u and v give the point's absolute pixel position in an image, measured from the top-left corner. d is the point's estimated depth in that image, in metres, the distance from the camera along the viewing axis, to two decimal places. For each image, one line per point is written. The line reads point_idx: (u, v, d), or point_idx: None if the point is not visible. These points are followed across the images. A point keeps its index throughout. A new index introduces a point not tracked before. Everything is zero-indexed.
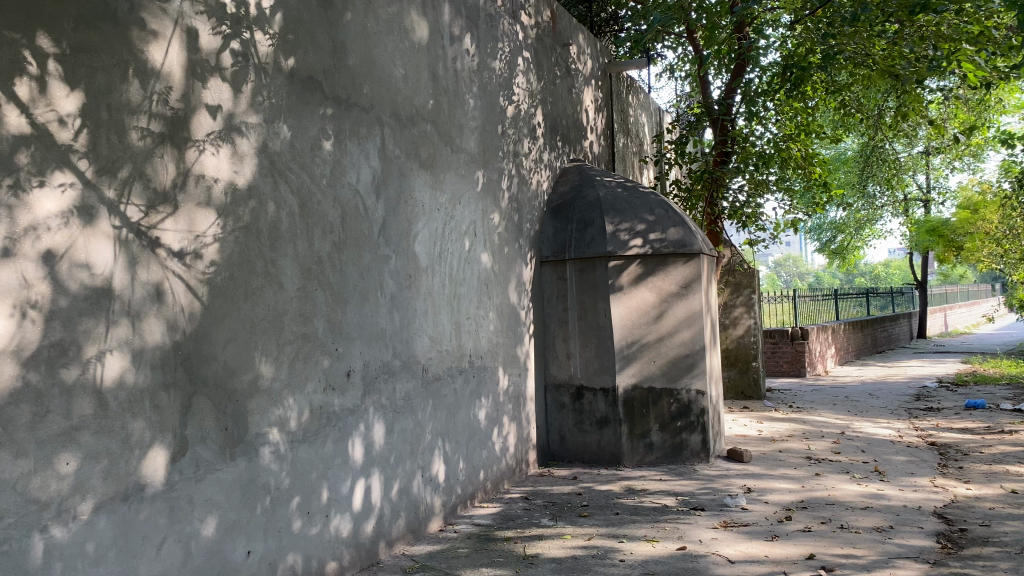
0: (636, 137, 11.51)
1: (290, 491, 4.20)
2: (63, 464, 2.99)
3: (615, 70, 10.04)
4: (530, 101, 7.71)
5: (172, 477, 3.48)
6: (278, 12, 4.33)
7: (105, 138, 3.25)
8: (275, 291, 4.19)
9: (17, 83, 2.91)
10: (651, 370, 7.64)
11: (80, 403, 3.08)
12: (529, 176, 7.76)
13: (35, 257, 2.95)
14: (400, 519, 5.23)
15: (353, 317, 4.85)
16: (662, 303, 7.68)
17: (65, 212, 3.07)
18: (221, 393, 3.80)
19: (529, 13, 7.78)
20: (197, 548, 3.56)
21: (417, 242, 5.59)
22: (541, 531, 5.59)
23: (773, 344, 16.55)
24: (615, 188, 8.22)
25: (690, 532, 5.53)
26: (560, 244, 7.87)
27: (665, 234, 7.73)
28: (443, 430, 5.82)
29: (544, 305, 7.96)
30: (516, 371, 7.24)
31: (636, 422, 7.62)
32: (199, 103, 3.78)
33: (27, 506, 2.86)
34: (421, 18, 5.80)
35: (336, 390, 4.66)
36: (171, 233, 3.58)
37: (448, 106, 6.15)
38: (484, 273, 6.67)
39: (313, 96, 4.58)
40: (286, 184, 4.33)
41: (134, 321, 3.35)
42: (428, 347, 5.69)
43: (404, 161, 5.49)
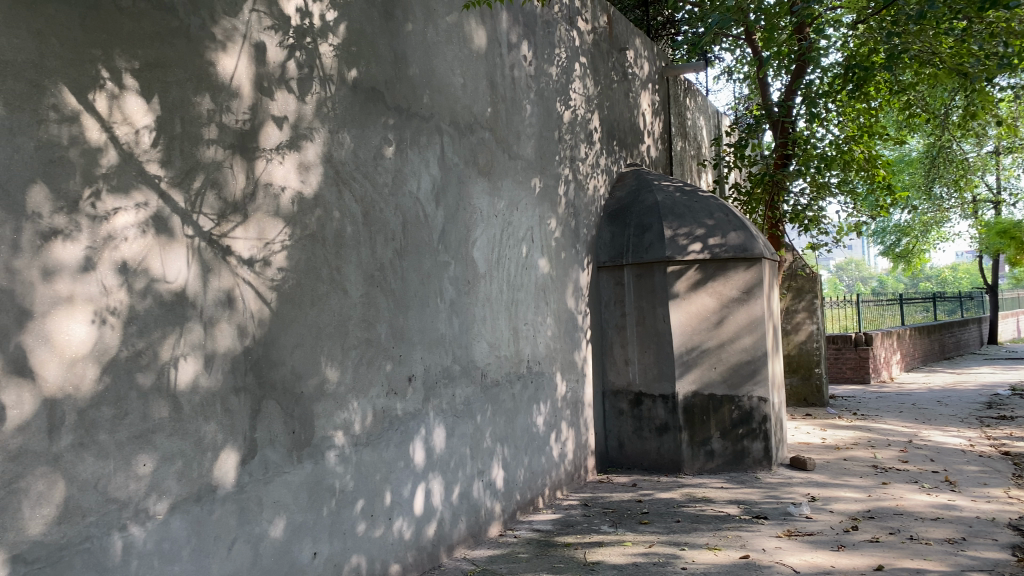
0: (693, 140, 11.41)
1: (354, 493, 4.27)
2: (140, 465, 3.10)
3: (672, 73, 9.97)
4: (587, 106, 7.72)
5: (242, 479, 3.58)
6: (342, 23, 4.43)
7: (178, 150, 3.37)
8: (339, 297, 4.28)
9: (97, 97, 3.03)
10: (711, 377, 7.56)
11: (157, 407, 3.19)
12: (586, 181, 7.76)
13: (114, 265, 3.06)
14: (461, 523, 5.27)
15: (414, 323, 4.91)
16: (722, 309, 7.59)
17: (142, 222, 3.19)
18: (289, 397, 3.89)
19: (586, 18, 7.79)
20: (266, 549, 3.65)
21: (475, 248, 5.64)
22: (601, 538, 5.58)
23: (836, 350, 16.21)
24: (673, 193, 8.16)
25: (753, 540, 5.45)
26: (617, 250, 7.86)
27: (726, 239, 7.64)
28: (502, 436, 5.85)
29: (602, 311, 7.94)
30: (574, 377, 7.24)
31: (696, 429, 7.54)
32: (267, 115, 3.89)
33: (106, 505, 2.96)
34: (479, 26, 5.86)
35: (399, 395, 4.72)
36: (241, 241, 3.69)
37: (506, 113, 6.19)
38: (542, 279, 6.69)
39: (375, 106, 4.67)
40: (350, 193, 4.42)
41: (207, 326, 3.46)
42: (487, 353, 5.72)
43: (463, 169, 5.55)
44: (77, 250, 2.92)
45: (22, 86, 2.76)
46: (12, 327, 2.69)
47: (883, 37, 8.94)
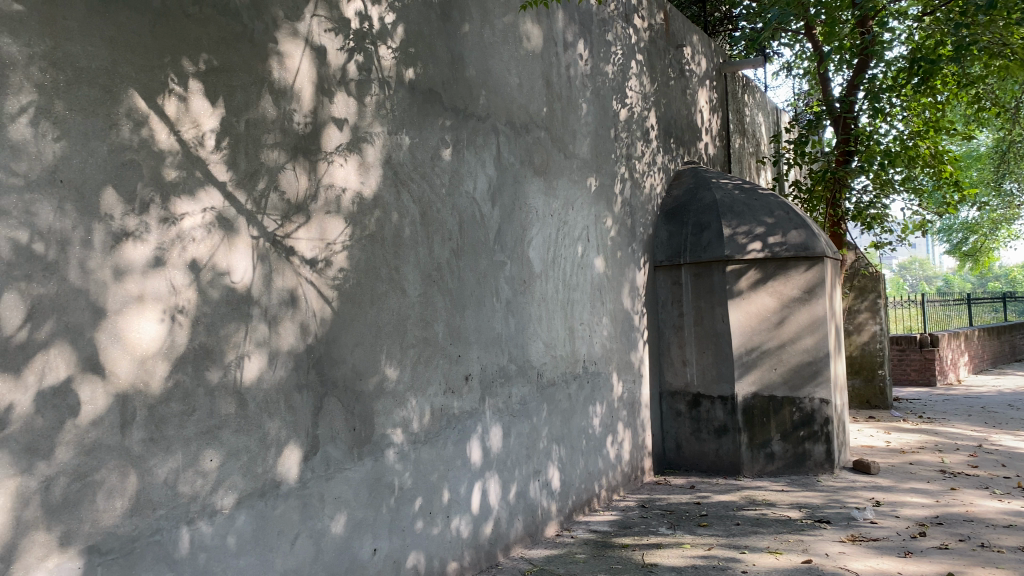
0: (752, 138, 11.23)
1: (413, 491, 4.30)
2: (206, 461, 3.18)
3: (730, 70, 9.84)
4: (643, 104, 7.65)
5: (305, 475, 3.63)
6: (400, 25, 4.47)
7: (243, 152, 3.44)
8: (398, 297, 4.32)
9: (166, 102, 3.11)
10: (772, 378, 7.42)
11: (223, 404, 3.27)
12: (643, 180, 7.70)
13: (183, 265, 3.14)
14: (518, 522, 5.28)
15: (471, 322, 4.94)
16: (783, 309, 7.45)
17: (209, 223, 3.26)
18: (350, 394, 3.94)
19: (642, 15, 7.73)
20: (327, 545, 3.70)
21: (531, 248, 5.64)
22: (659, 540, 5.53)
23: (901, 351, 15.85)
24: (731, 191, 8.04)
25: (815, 545, 5.33)
26: (674, 249, 7.79)
27: (786, 237, 7.49)
28: (558, 436, 5.84)
29: (659, 311, 7.87)
30: (630, 378, 7.19)
31: (755, 431, 7.41)
32: (328, 117, 3.94)
33: (176, 499, 3.04)
34: (535, 26, 5.86)
35: (456, 393, 4.75)
36: (304, 241, 3.75)
37: (561, 112, 6.18)
38: (598, 278, 6.66)
39: (433, 107, 4.70)
40: (408, 193, 4.46)
41: (271, 324, 3.53)
42: (543, 352, 5.72)
43: (519, 168, 5.56)
44: (147, 250, 3.00)
45: (95, 92, 2.84)
46: (87, 325, 2.78)
47: (950, 28, 8.66)
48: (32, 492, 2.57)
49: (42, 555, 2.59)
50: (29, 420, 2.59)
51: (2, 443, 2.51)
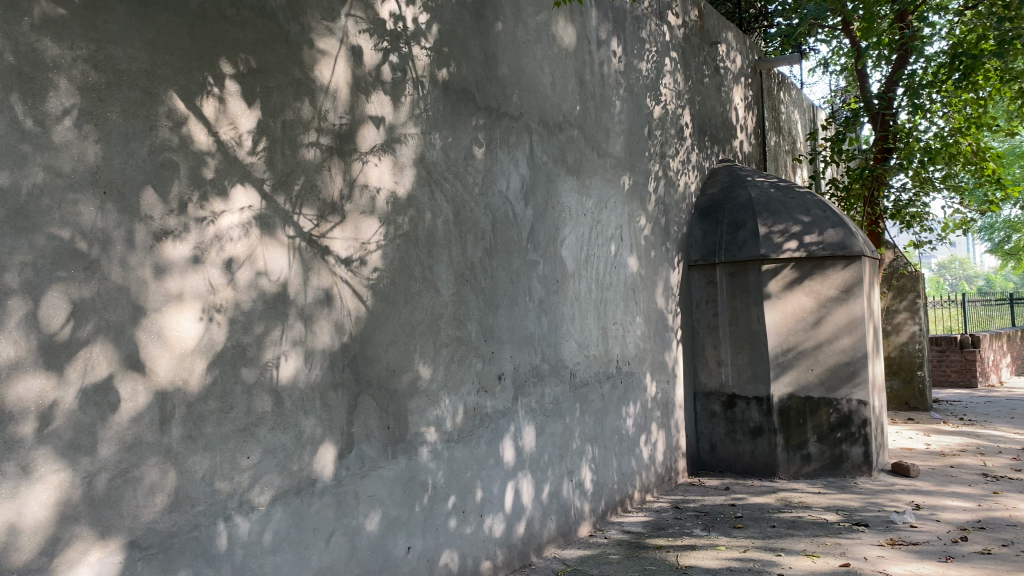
0: (788, 135, 11.10)
1: (446, 490, 4.31)
2: (244, 458, 3.21)
3: (765, 67, 9.72)
4: (677, 101, 7.59)
5: (340, 472, 3.66)
6: (434, 25, 4.48)
7: (280, 153, 3.48)
8: (431, 296, 4.34)
9: (205, 103, 3.15)
10: (808, 379, 7.32)
11: (260, 402, 3.30)
12: (677, 178, 7.65)
13: (220, 265, 3.18)
14: (551, 522, 5.27)
15: (504, 321, 4.93)
16: (820, 308, 7.34)
17: (246, 223, 3.30)
18: (384, 393, 3.96)
19: (676, 12, 7.67)
20: (362, 543, 3.72)
21: (564, 247, 5.62)
22: (694, 541, 5.48)
23: (940, 352, 15.56)
24: (767, 189, 7.96)
25: (853, 549, 5.25)
26: (709, 248, 7.73)
27: (823, 236, 7.38)
28: (591, 436, 5.82)
29: (693, 310, 7.82)
30: (664, 378, 7.14)
31: (791, 432, 7.32)
32: (363, 117, 3.97)
33: (213, 496, 3.08)
34: (569, 24, 5.84)
35: (489, 393, 4.75)
36: (340, 241, 3.78)
37: (595, 111, 6.15)
38: (631, 278, 6.62)
39: (466, 106, 4.71)
40: (441, 193, 4.48)
41: (307, 323, 3.56)
42: (576, 351, 5.70)
43: (552, 167, 5.54)
44: (185, 250, 3.04)
45: (136, 94, 2.89)
46: (127, 323, 2.82)
47: (993, 22, 8.47)
48: (75, 487, 2.62)
49: (85, 550, 2.63)
50: (72, 416, 2.64)
51: (47, 439, 2.56)
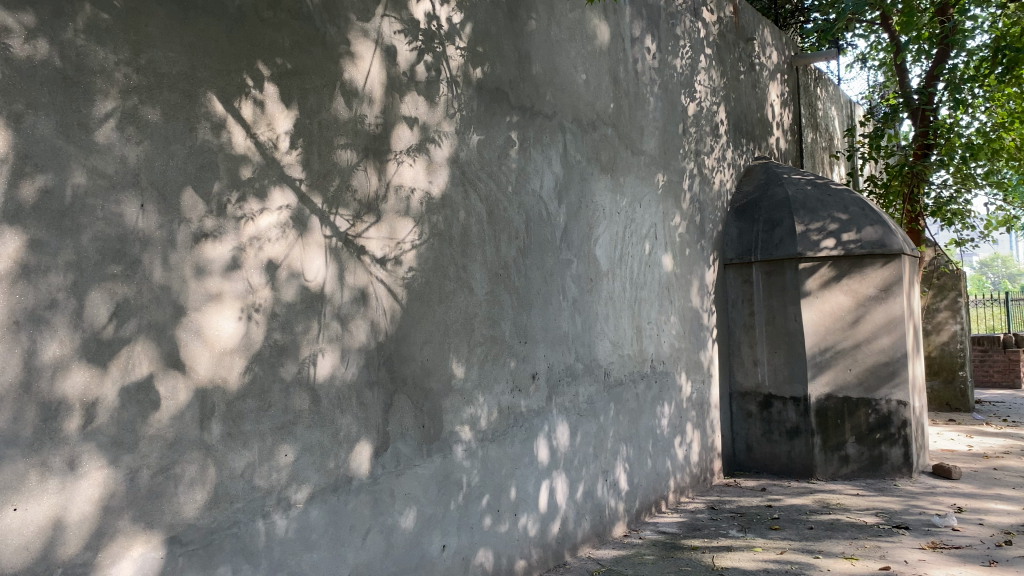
0: (825, 132, 10.95)
1: (480, 488, 4.32)
2: (282, 456, 3.25)
3: (802, 63, 9.61)
4: (712, 98, 7.53)
5: (376, 471, 3.68)
6: (468, 24, 4.49)
7: (317, 153, 3.51)
8: (465, 295, 4.35)
9: (243, 105, 3.19)
10: (847, 379, 7.21)
11: (298, 400, 3.34)
12: (712, 176, 7.58)
13: (258, 265, 3.22)
14: (585, 522, 5.25)
15: (538, 320, 4.93)
16: (859, 307, 7.23)
17: (283, 223, 3.34)
18: (419, 392, 3.98)
19: (711, 9, 7.61)
20: (397, 541, 3.75)
21: (598, 246, 5.60)
22: (730, 542, 5.43)
23: (982, 352, 15.24)
24: (804, 187, 7.86)
25: (894, 552, 5.17)
26: (745, 246, 7.66)
27: (861, 234, 7.27)
28: (625, 436, 5.79)
29: (729, 309, 7.76)
30: (700, 378, 7.08)
31: (829, 433, 7.23)
32: (398, 117, 3.99)
33: (252, 493, 3.12)
34: (603, 22, 5.82)
35: (523, 392, 4.75)
36: (375, 240, 3.80)
37: (628, 109, 6.12)
38: (666, 277, 6.58)
39: (500, 106, 4.71)
40: (475, 193, 4.49)
41: (344, 322, 3.59)
42: (610, 351, 5.67)
43: (586, 166, 5.53)
44: (225, 250, 3.08)
45: (176, 96, 2.93)
46: (168, 322, 2.87)
47: None
48: (118, 483, 2.67)
49: (128, 544, 2.68)
50: (116, 413, 2.69)
51: (91, 436, 2.61)
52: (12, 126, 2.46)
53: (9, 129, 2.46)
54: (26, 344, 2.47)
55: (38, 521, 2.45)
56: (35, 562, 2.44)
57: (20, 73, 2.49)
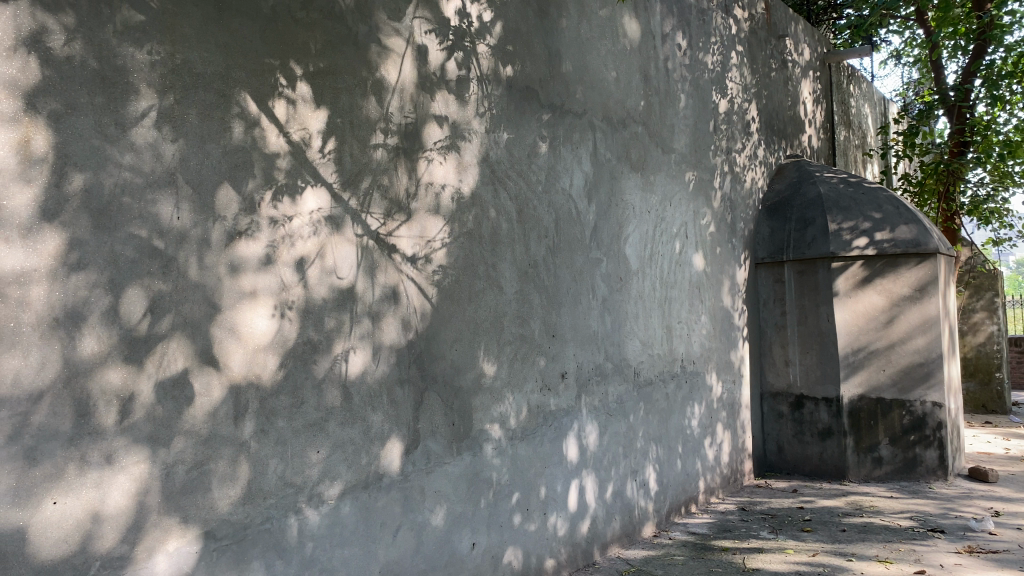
0: (858, 130, 10.81)
1: (510, 486, 4.32)
2: (314, 452, 3.27)
3: (834, 60, 9.49)
4: (744, 95, 7.46)
5: (407, 468, 3.70)
6: (498, 22, 4.49)
7: (349, 152, 3.53)
8: (495, 294, 4.35)
9: (276, 104, 3.21)
10: (880, 380, 7.11)
11: (330, 396, 3.36)
12: (744, 174, 7.52)
13: (291, 263, 3.24)
14: (615, 522, 5.23)
15: (567, 319, 4.92)
16: (892, 307, 7.12)
17: (316, 222, 3.36)
18: (449, 390, 3.99)
19: (742, 5, 7.54)
20: (428, 538, 3.76)
21: (627, 244, 5.57)
22: (761, 544, 5.38)
23: (1020, 354, 15.01)
24: (837, 185, 7.76)
25: (929, 555, 5.08)
26: (776, 245, 7.59)
27: (895, 232, 7.15)
28: (655, 436, 5.76)
29: (761, 309, 7.69)
30: (730, 378, 7.03)
31: (862, 435, 7.14)
32: (428, 116, 4.00)
33: (285, 489, 3.14)
34: (633, 19, 5.79)
35: (553, 391, 4.74)
36: (405, 239, 3.82)
37: (659, 107, 6.09)
38: (697, 276, 6.54)
39: (530, 104, 4.71)
40: (505, 191, 4.49)
41: (375, 319, 3.61)
42: (640, 350, 5.65)
43: (616, 164, 5.50)
44: (258, 248, 3.11)
45: (211, 96, 2.96)
46: (202, 319, 2.90)
47: None
48: (153, 478, 2.71)
49: (162, 538, 2.72)
50: (151, 409, 2.72)
51: (128, 430, 2.64)
52: (53, 125, 2.51)
53: (50, 128, 2.50)
54: (66, 340, 2.51)
55: (77, 514, 2.50)
56: (73, 555, 2.48)
57: (60, 73, 2.53)
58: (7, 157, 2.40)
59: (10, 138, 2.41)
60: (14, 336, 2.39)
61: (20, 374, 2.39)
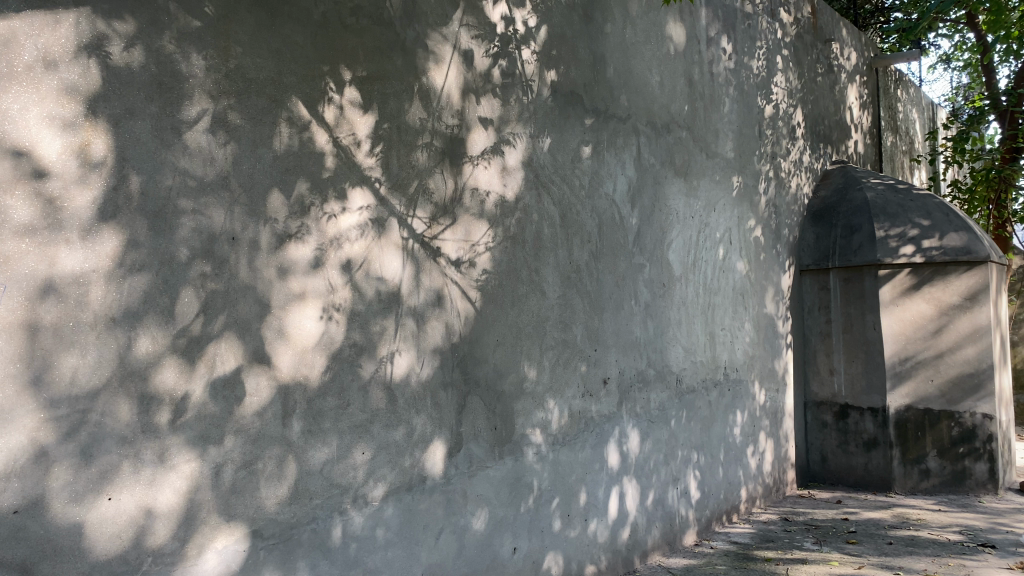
0: (906, 135, 10.63)
1: (551, 491, 4.31)
2: (359, 453, 3.30)
3: (882, 64, 9.34)
4: (789, 100, 7.38)
5: (449, 471, 3.71)
6: (544, 27, 4.50)
7: (396, 156, 3.56)
8: (538, 299, 4.35)
9: (325, 108, 3.25)
10: (928, 391, 6.97)
11: (375, 398, 3.39)
12: (789, 180, 7.43)
13: (338, 265, 3.27)
14: (656, 529, 5.19)
15: (609, 325, 4.90)
16: (941, 316, 6.98)
17: (363, 225, 3.39)
18: (491, 394, 4.00)
19: (788, 10, 7.46)
20: (469, 542, 3.77)
21: (671, 250, 5.53)
22: (805, 555, 5.30)
23: None
24: (884, 191, 7.62)
25: (979, 571, 4.96)
26: (822, 252, 7.48)
27: (944, 239, 7.00)
28: (697, 443, 5.70)
29: (805, 316, 7.58)
30: (774, 386, 6.94)
31: (908, 446, 7.00)
32: (474, 121, 4.02)
33: (331, 489, 3.17)
34: (678, 24, 5.76)
35: (594, 397, 4.72)
36: (450, 242, 3.84)
37: (704, 111, 6.04)
38: (740, 282, 6.47)
39: (574, 108, 4.71)
40: (549, 196, 4.49)
41: (420, 322, 3.64)
42: (683, 358, 5.60)
43: (660, 169, 5.48)
44: (307, 251, 3.15)
45: (263, 101, 3.01)
46: (253, 319, 2.95)
47: None
48: (204, 477, 2.75)
49: (212, 536, 2.76)
50: (202, 408, 2.77)
51: (180, 428, 2.70)
52: (112, 129, 2.57)
53: (109, 133, 2.56)
54: (122, 340, 2.56)
55: (131, 511, 2.55)
56: (126, 551, 2.53)
57: (120, 78, 2.59)
58: (68, 161, 2.47)
59: (71, 142, 2.48)
60: (74, 335, 2.45)
61: (78, 372, 2.45)
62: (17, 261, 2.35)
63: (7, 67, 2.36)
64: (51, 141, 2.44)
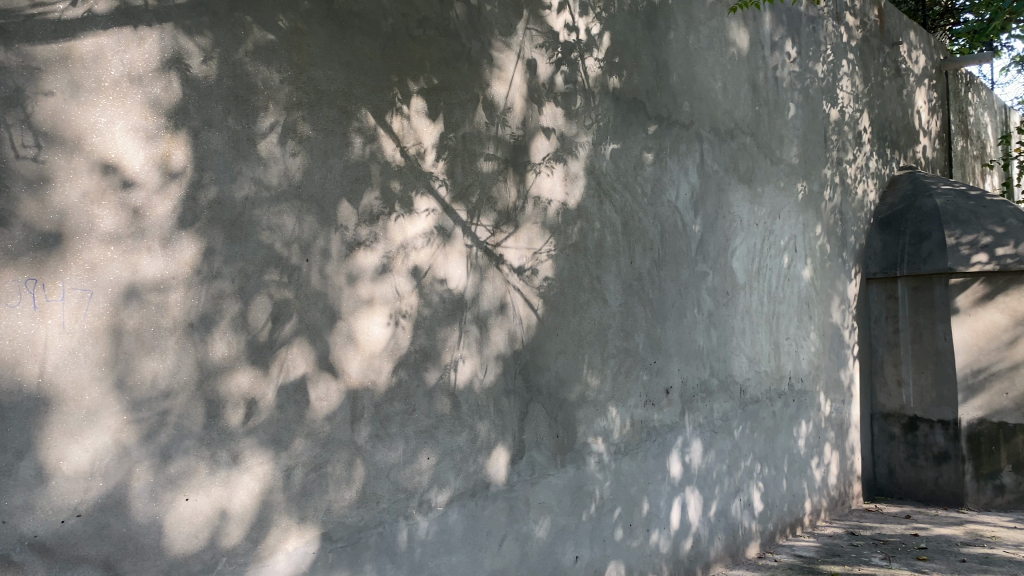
0: (977, 139, 10.31)
1: (612, 500, 4.29)
2: (424, 458, 3.33)
3: (952, 67, 9.08)
4: (855, 105, 7.23)
5: (512, 478, 3.72)
6: (606, 34, 4.50)
7: (460, 165, 3.59)
8: (600, 307, 4.35)
9: (392, 119, 3.30)
10: (1003, 404, 6.80)
11: (440, 404, 3.42)
12: (855, 186, 7.27)
13: (406, 272, 3.32)
14: (719, 540, 5.12)
15: (672, 334, 4.86)
16: (1017, 326, 6.82)
17: (429, 233, 3.43)
18: (554, 402, 3.99)
19: (854, 13, 7.31)
20: (532, 549, 3.77)
21: (734, 258, 5.46)
22: (874, 571, 5.17)
23: None
24: (955, 197, 7.39)
25: None
26: (889, 260, 7.30)
27: (1020, 247, 6.75)
28: (761, 454, 5.61)
29: (872, 326, 7.40)
30: (839, 397, 6.79)
31: (982, 461, 6.81)
32: (537, 129, 4.03)
33: (397, 493, 3.21)
34: (742, 30, 5.70)
35: (656, 406, 4.68)
36: (513, 250, 3.85)
37: (767, 117, 5.95)
38: (806, 290, 6.36)
39: (637, 116, 4.70)
40: (610, 203, 4.48)
41: (483, 329, 3.66)
42: (746, 367, 5.52)
43: (723, 176, 5.42)
44: (375, 258, 3.20)
45: (334, 112, 3.08)
46: (323, 326, 3.01)
47: None
48: (275, 478, 2.81)
49: (283, 537, 2.82)
50: (274, 412, 2.83)
51: (253, 431, 2.76)
52: (191, 141, 2.65)
53: (189, 144, 2.65)
54: (199, 345, 2.64)
55: (207, 512, 2.62)
56: (202, 550, 2.61)
57: (198, 92, 2.68)
58: (150, 172, 2.56)
59: (153, 153, 2.57)
60: (155, 339, 2.54)
61: (158, 375, 2.54)
62: (104, 269, 2.45)
63: (96, 83, 2.46)
64: (135, 153, 2.53)
